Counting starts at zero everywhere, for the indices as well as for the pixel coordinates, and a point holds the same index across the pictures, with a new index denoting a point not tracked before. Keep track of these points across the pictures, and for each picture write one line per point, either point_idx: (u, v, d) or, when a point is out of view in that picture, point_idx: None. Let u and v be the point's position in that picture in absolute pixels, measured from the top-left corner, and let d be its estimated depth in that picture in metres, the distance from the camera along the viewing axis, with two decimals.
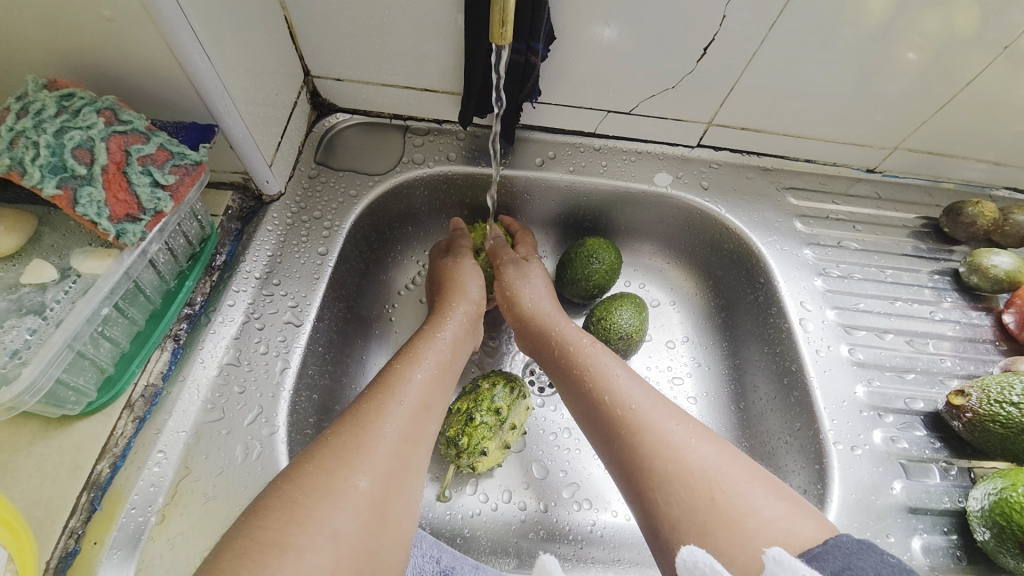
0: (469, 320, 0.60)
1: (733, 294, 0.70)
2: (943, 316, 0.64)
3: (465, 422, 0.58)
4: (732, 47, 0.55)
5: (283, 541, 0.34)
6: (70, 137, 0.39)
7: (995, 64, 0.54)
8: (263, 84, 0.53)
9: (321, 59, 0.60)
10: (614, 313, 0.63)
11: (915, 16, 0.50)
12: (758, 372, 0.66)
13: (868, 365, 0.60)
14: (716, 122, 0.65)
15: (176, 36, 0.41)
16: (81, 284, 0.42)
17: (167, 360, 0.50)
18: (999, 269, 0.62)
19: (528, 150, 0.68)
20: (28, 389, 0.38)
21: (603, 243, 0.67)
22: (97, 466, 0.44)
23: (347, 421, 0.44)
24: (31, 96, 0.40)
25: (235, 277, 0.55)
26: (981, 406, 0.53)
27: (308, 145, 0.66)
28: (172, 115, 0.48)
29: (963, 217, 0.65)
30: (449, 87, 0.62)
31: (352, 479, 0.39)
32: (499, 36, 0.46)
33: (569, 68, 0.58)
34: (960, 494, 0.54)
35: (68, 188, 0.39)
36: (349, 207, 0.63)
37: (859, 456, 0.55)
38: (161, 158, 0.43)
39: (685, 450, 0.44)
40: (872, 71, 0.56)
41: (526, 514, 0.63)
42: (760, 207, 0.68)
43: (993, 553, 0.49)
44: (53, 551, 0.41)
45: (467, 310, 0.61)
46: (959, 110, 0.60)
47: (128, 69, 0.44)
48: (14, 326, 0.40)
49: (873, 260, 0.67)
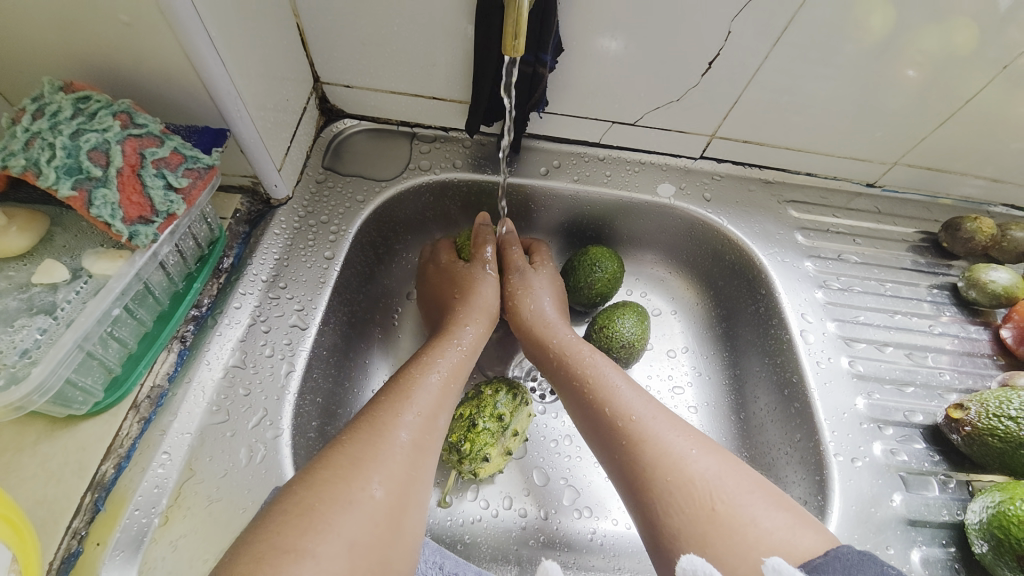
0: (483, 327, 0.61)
1: (734, 305, 0.71)
2: (942, 330, 0.65)
3: (468, 428, 0.58)
4: (736, 62, 0.55)
5: (301, 546, 0.34)
6: (86, 139, 0.40)
7: (994, 83, 0.55)
8: (274, 90, 0.54)
9: (331, 66, 0.60)
10: (617, 322, 0.64)
11: (916, 34, 0.51)
12: (758, 383, 0.67)
13: (868, 377, 0.61)
14: (720, 135, 0.66)
15: (192, 41, 0.41)
16: (92, 284, 0.43)
17: (173, 361, 0.50)
18: (997, 285, 0.63)
19: (534, 159, 0.69)
20: (38, 388, 0.38)
21: (606, 251, 0.68)
22: (101, 467, 0.44)
23: (363, 427, 0.44)
24: (48, 98, 0.40)
25: (242, 280, 0.56)
26: (980, 419, 0.53)
27: (316, 151, 0.66)
28: (184, 119, 0.49)
29: (962, 232, 0.66)
30: (456, 95, 0.63)
31: (368, 489, 0.39)
32: (511, 48, 0.47)
33: (576, 79, 0.59)
34: (958, 507, 0.54)
35: (84, 190, 0.39)
36: (355, 212, 0.63)
37: (859, 468, 0.55)
38: (175, 161, 0.44)
39: (685, 460, 0.45)
40: (874, 87, 0.57)
41: (526, 521, 0.63)
42: (762, 219, 0.69)
43: (991, 566, 0.50)
44: (56, 551, 0.41)
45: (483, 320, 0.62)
46: (958, 127, 0.61)
47: (142, 73, 0.44)
48: (25, 326, 0.40)
49: (873, 274, 0.68)
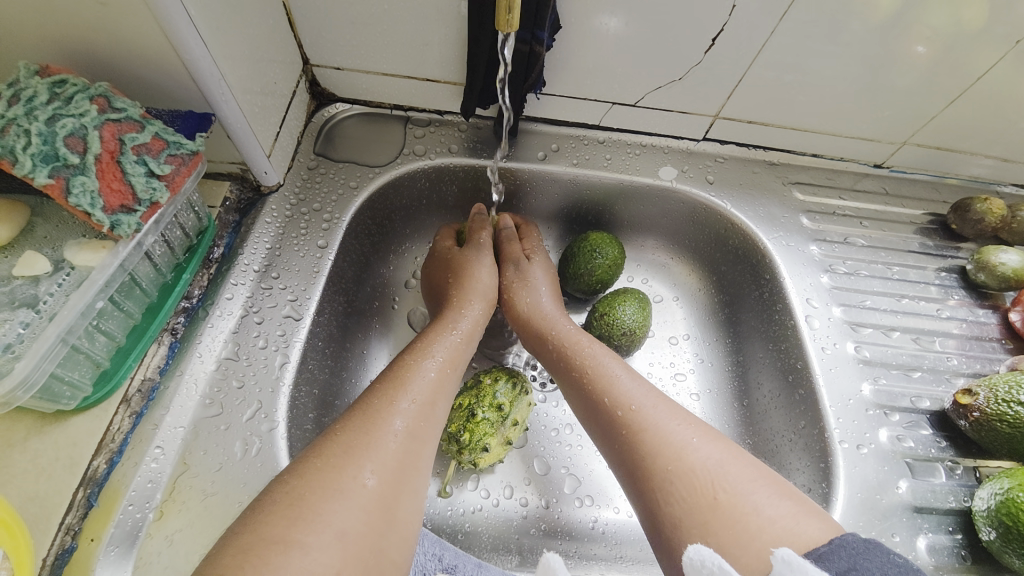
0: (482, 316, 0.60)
1: (737, 291, 0.70)
2: (950, 314, 0.64)
3: (467, 418, 0.57)
4: (741, 39, 0.53)
5: (289, 537, 0.34)
6: (62, 124, 0.38)
7: (1006, 59, 0.53)
8: (261, 73, 0.52)
9: (320, 47, 0.58)
10: (618, 309, 0.63)
11: (926, 10, 0.49)
12: (762, 369, 0.66)
13: (874, 363, 0.59)
14: (723, 115, 0.64)
15: (171, 21, 0.39)
16: (75, 276, 0.42)
17: (164, 354, 0.49)
18: (1007, 267, 0.61)
19: (532, 142, 0.67)
20: (22, 383, 0.37)
21: (606, 237, 0.66)
22: (93, 462, 0.44)
23: (356, 416, 0.43)
24: (23, 82, 0.39)
25: (234, 269, 0.54)
26: (988, 405, 0.52)
27: (308, 136, 0.64)
28: (168, 103, 0.47)
29: (971, 213, 0.64)
30: (451, 77, 0.61)
31: (361, 477, 0.38)
32: (505, 23, 0.45)
33: (574, 59, 0.57)
34: (965, 494, 0.54)
35: (61, 178, 0.38)
36: (349, 199, 0.62)
37: (865, 455, 0.54)
38: (157, 147, 0.42)
39: (686, 449, 0.43)
40: (881, 64, 0.55)
41: (527, 510, 0.62)
42: (766, 202, 0.67)
43: (999, 552, 0.49)
44: (50, 548, 0.40)
45: (481, 305, 0.60)
46: (969, 105, 0.59)
47: (122, 55, 0.43)
48: (7, 320, 0.39)
49: (880, 257, 0.66)
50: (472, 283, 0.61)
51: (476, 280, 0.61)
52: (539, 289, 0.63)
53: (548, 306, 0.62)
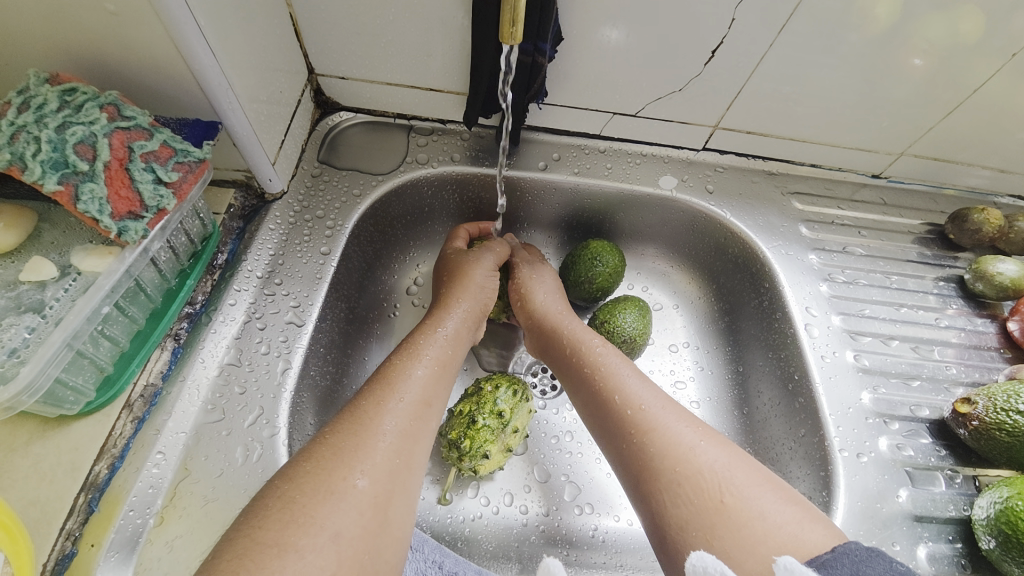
0: (471, 317, 0.59)
1: (736, 299, 0.70)
2: (948, 323, 0.64)
3: (467, 425, 0.57)
4: (739, 51, 0.54)
5: (283, 540, 0.34)
6: (72, 132, 0.38)
7: (1001, 72, 0.54)
8: (267, 82, 0.52)
9: (325, 57, 0.59)
10: (619, 316, 0.63)
11: (921, 23, 0.50)
12: (762, 377, 0.66)
13: (873, 371, 0.60)
14: (722, 126, 0.65)
15: (180, 30, 0.40)
16: (81, 281, 0.42)
17: (167, 359, 0.49)
18: (1004, 277, 0.62)
19: (534, 151, 0.68)
20: (27, 388, 0.38)
21: (606, 245, 0.67)
22: (95, 467, 0.44)
23: (346, 418, 0.43)
24: (33, 90, 0.39)
25: (237, 275, 0.55)
26: (988, 414, 0.53)
27: (312, 144, 0.65)
28: (175, 111, 0.48)
29: (969, 223, 0.65)
30: (454, 87, 0.62)
31: (352, 479, 0.38)
32: (509, 35, 0.46)
33: (574, 69, 0.58)
34: (965, 502, 0.54)
35: (70, 184, 0.38)
36: (352, 206, 0.62)
37: (865, 463, 0.54)
38: (165, 155, 0.43)
39: (694, 452, 0.44)
40: (877, 76, 0.56)
41: (527, 518, 0.62)
42: (766, 211, 0.68)
43: (998, 561, 0.49)
44: (50, 553, 0.41)
45: (470, 306, 0.59)
46: (965, 117, 0.60)
47: (130, 65, 0.43)
48: (13, 324, 0.39)
49: (878, 266, 0.67)
50: (469, 283, 0.60)
51: (469, 281, 0.60)
52: (550, 290, 0.63)
53: (558, 305, 0.62)
